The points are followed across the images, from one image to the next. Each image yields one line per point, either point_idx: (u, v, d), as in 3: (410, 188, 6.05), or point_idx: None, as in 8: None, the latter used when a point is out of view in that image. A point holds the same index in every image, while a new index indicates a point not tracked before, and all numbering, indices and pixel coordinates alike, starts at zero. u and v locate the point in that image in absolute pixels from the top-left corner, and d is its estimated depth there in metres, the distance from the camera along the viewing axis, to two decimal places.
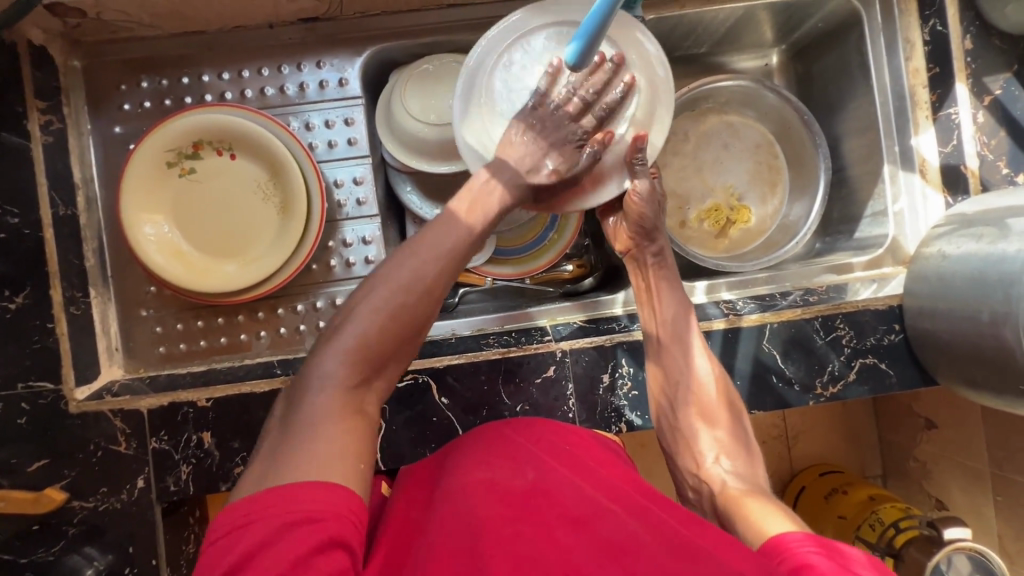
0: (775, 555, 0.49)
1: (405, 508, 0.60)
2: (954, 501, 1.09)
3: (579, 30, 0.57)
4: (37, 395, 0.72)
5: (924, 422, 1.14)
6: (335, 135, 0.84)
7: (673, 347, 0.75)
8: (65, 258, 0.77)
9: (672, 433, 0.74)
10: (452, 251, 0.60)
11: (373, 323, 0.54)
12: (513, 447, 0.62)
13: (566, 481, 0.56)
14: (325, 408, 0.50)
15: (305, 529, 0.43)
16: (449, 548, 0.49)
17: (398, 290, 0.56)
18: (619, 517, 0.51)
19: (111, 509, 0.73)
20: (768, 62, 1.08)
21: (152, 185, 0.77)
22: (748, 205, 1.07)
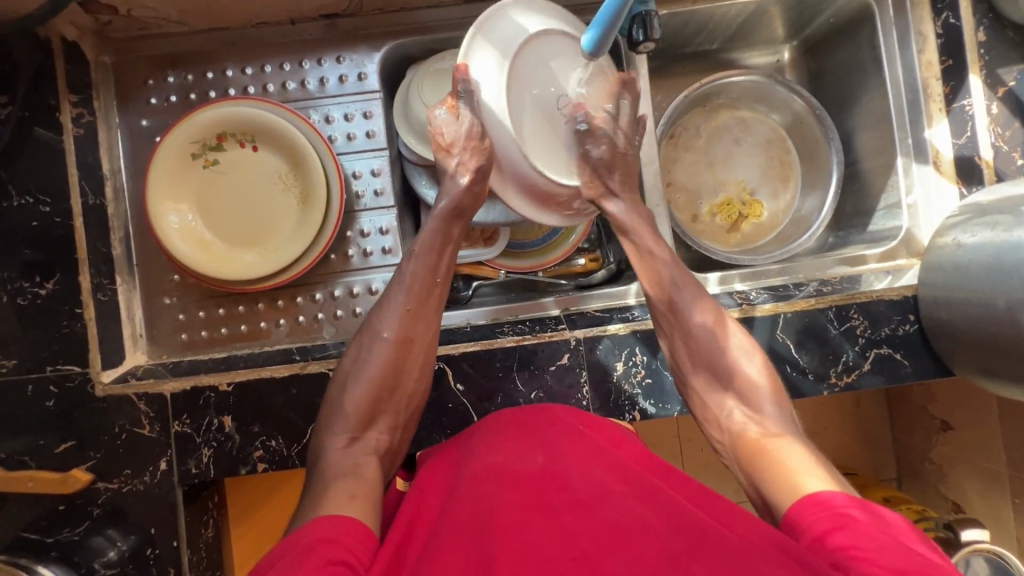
0: (826, 512, 0.52)
1: (426, 486, 0.63)
2: (972, 502, 1.08)
3: (595, 21, 0.60)
4: (65, 377, 0.74)
5: (940, 422, 1.13)
6: (354, 129, 0.86)
7: (671, 290, 0.76)
8: (93, 246, 0.79)
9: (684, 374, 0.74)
10: (420, 296, 0.73)
11: (360, 389, 0.68)
12: (527, 430, 0.64)
13: (576, 465, 0.58)
14: (327, 467, 0.62)
15: (321, 549, 0.48)
16: (465, 525, 0.52)
17: (369, 353, 0.70)
18: (628, 502, 0.52)
19: (134, 491, 0.75)
20: (780, 59, 1.09)
21: (177, 181, 0.80)
22: (761, 200, 1.07)
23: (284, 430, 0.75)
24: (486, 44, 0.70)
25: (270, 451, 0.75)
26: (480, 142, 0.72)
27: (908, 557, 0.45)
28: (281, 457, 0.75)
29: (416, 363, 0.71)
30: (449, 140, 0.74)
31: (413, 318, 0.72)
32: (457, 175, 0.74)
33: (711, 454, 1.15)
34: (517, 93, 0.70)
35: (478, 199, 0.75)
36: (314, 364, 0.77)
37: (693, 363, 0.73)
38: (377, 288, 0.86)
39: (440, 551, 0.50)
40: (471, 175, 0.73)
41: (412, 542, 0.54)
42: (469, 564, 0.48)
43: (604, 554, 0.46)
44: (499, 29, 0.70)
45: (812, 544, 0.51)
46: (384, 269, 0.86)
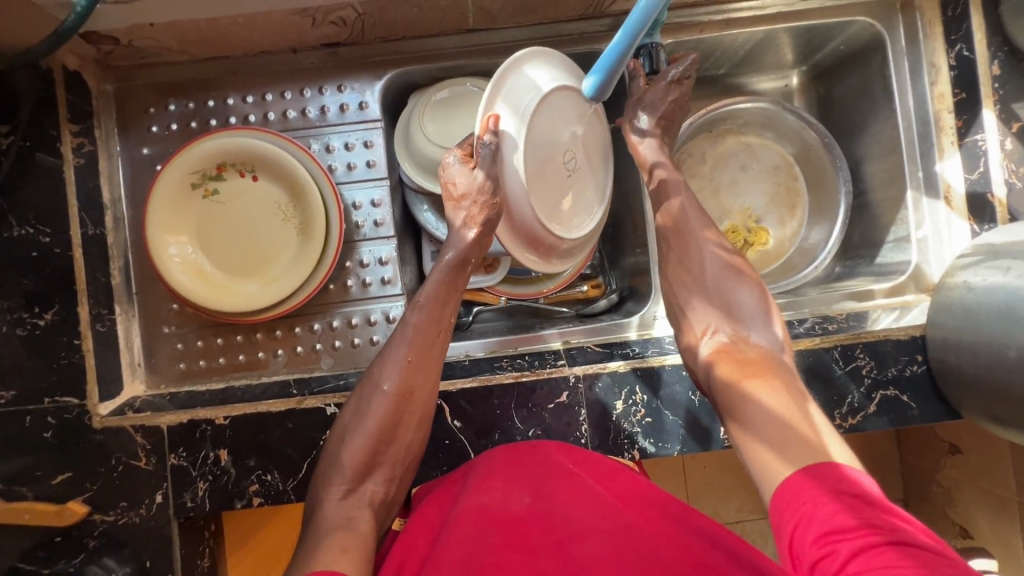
0: (816, 498, 0.51)
1: (416, 525, 0.65)
2: (980, 530, 1.06)
3: (596, 67, 0.61)
4: (63, 409, 0.75)
5: (948, 446, 1.11)
6: (354, 158, 0.86)
7: (681, 233, 0.79)
8: (92, 276, 0.79)
9: (681, 291, 0.78)
10: (422, 345, 0.72)
11: (359, 444, 0.67)
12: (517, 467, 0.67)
13: (558, 509, 0.61)
14: (323, 520, 0.61)
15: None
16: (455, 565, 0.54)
17: (367, 406, 0.69)
18: (610, 545, 0.55)
19: (130, 523, 0.75)
20: (788, 84, 1.07)
21: (178, 212, 0.79)
22: (766, 227, 1.06)
23: (280, 464, 0.75)
24: (504, 98, 0.68)
25: (265, 485, 0.75)
26: (491, 198, 0.70)
27: (873, 561, 0.44)
28: (277, 492, 0.75)
29: (415, 415, 0.71)
30: (460, 192, 0.72)
31: (413, 370, 0.71)
32: (465, 227, 0.73)
33: (711, 479, 1.14)
34: (534, 152, 0.69)
35: (484, 250, 0.75)
36: (311, 399, 0.76)
37: (698, 293, 0.76)
38: (375, 319, 0.85)
39: None
40: (478, 229, 0.72)
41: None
42: None
43: None
44: (515, 85, 0.68)
45: (791, 539, 0.51)
46: (384, 300, 0.85)
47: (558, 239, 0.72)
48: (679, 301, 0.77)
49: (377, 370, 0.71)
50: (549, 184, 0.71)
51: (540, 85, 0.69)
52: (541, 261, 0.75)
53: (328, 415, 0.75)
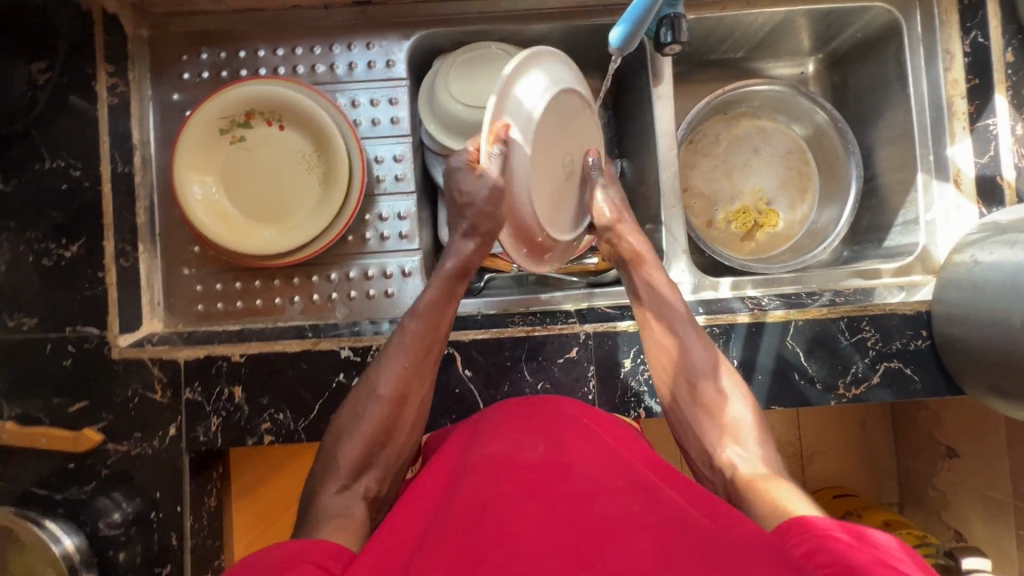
0: (825, 537, 0.50)
1: (428, 472, 0.66)
2: (975, 533, 1.07)
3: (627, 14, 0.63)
4: (84, 339, 0.76)
5: (945, 450, 1.12)
6: (378, 114, 0.87)
7: (655, 292, 0.77)
8: (119, 213, 0.80)
9: (680, 414, 0.73)
10: (415, 353, 0.72)
11: (352, 445, 0.67)
12: (530, 424, 0.67)
13: (570, 461, 0.61)
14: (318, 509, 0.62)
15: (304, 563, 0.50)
16: (466, 512, 0.55)
17: (360, 409, 0.70)
18: (622, 498, 0.55)
19: (142, 454, 0.76)
20: (804, 71, 1.09)
21: (207, 158, 0.82)
22: (777, 209, 1.08)
23: (293, 404, 0.77)
24: (516, 92, 0.67)
25: (277, 424, 0.77)
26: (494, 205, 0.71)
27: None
28: (288, 431, 0.77)
29: (409, 416, 0.71)
30: (466, 199, 0.73)
31: (409, 375, 0.71)
32: (466, 237, 0.76)
33: None
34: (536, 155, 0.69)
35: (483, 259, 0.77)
36: (326, 341, 0.78)
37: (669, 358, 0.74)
38: (391, 272, 0.87)
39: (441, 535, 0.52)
40: (480, 240, 0.76)
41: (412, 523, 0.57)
42: (467, 548, 0.50)
43: (599, 548, 0.49)
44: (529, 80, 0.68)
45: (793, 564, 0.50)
46: (401, 254, 0.87)
47: (552, 242, 0.75)
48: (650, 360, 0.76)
49: (370, 374, 0.72)
50: (546, 190, 0.72)
51: (546, 91, 0.69)
52: (534, 262, 0.76)
53: (342, 358, 0.77)
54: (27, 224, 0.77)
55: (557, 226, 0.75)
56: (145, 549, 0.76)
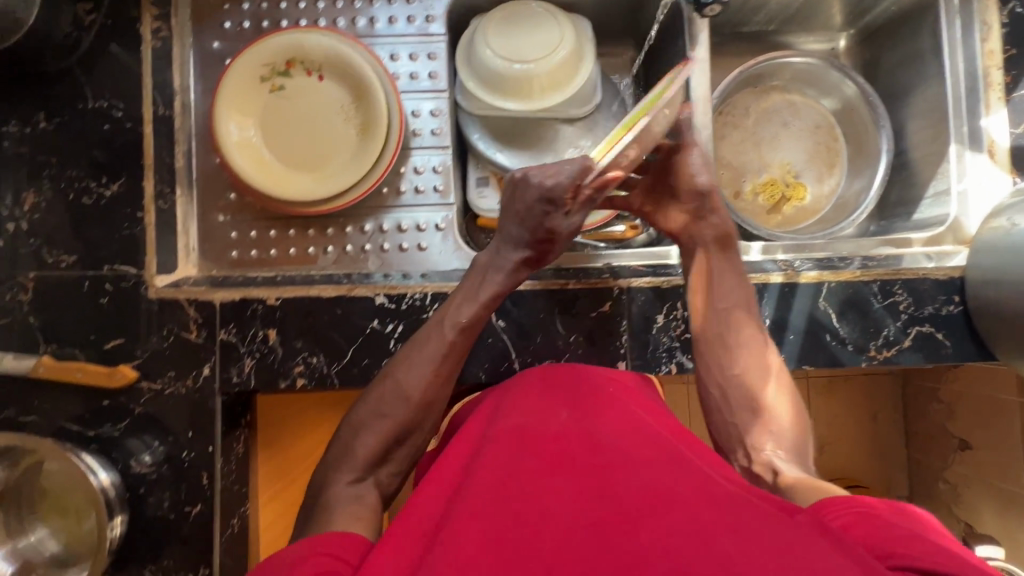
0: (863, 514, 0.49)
1: (456, 445, 0.66)
2: (986, 526, 1.07)
3: None
4: (121, 277, 0.77)
5: (959, 442, 1.13)
6: (417, 69, 0.88)
7: (734, 285, 0.76)
8: (158, 155, 0.80)
9: (724, 407, 0.71)
10: (448, 363, 0.72)
11: (371, 439, 0.68)
12: (556, 397, 0.67)
13: (593, 430, 0.60)
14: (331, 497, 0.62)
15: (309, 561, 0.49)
16: (491, 481, 0.54)
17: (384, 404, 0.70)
18: (649, 469, 0.54)
19: (175, 393, 0.76)
20: (835, 47, 1.10)
21: (247, 105, 0.82)
22: (805, 182, 1.08)
23: (327, 348, 0.77)
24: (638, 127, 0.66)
25: (310, 368, 0.77)
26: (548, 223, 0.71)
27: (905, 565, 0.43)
28: (321, 375, 0.77)
29: (429, 422, 0.72)
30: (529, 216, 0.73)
31: (436, 382, 0.71)
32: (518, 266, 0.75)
33: None
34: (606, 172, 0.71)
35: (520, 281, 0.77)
36: (361, 288, 0.78)
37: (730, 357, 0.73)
38: (425, 226, 0.87)
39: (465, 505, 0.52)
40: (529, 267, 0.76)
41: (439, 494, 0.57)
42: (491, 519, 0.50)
43: (625, 519, 0.48)
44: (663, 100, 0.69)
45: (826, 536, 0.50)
46: (435, 208, 0.87)
47: None
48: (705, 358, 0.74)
49: (398, 369, 0.71)
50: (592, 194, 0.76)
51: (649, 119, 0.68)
52: None
53: (376, 305, 0.77)
54: (69, 163, 0.78)
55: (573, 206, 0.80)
56: (176, 488, 0.76)
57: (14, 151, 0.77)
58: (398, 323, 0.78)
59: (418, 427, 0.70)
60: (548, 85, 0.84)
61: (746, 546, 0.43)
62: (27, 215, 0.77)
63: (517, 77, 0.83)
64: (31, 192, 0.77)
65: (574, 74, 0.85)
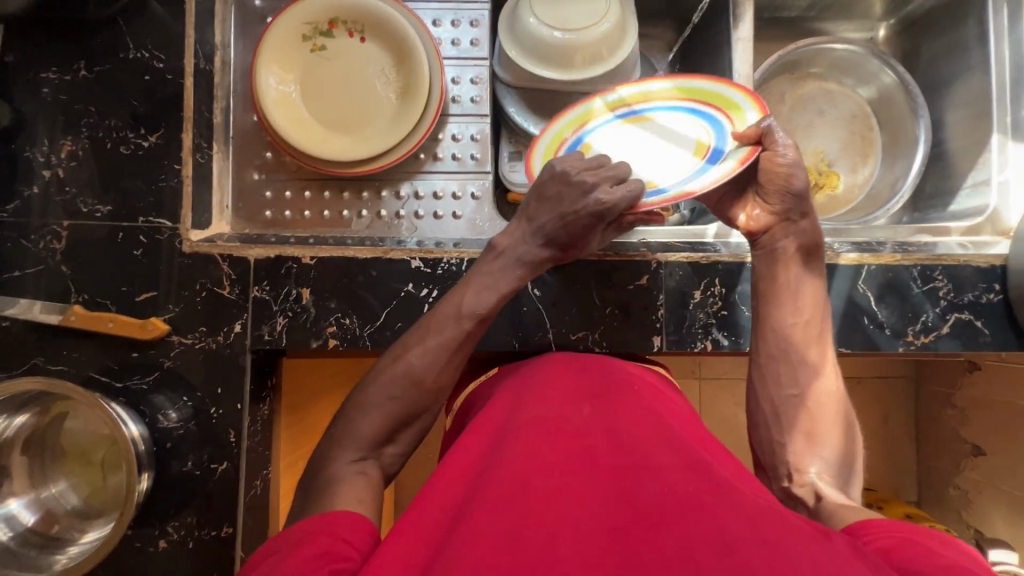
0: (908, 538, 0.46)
1: (471, 431, 0.63)
2: (997, 532, 1.05)
3: None
4: (156, 230, 0.76)
5: (971, 448, 1.12)
6: (459, 35, 0.87)
7: (810, 297, 0.70)
8: (198, 109, 0.80)
9: (774, 423, 0.69)
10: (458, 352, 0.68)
11: (374, 418, 0.64)
12: (578, 391, 0.64)
13: (616, 428, 0.57)
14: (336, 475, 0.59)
15: (318, 540, 0.48)
16: (507, 469, 0.51)
17: (390, 385, 0.65)
18: (676, 470, 0.51)
19: (206, 349, 0.76)
20: (874, 36, 1.09)
21: (288, 63, 0.82)
22: (838, 171, 1.07)
23: (360, 310, 0.76)
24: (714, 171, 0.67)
25: (343, 329, 0.76)
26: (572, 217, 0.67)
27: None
28: (353, 336, 0.76)
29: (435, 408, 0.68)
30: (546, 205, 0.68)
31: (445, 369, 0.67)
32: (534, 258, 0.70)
33: None
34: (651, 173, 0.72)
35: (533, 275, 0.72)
36: (397, 251, 0.77)
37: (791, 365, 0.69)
38: (462, 194, 0.86)
39: (478, 493, 0.49)
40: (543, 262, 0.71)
41: (450, 483, 0.54)
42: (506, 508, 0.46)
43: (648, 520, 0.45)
44: (740, 120, 0.70)
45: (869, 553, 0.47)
46: (471, 176, 0.86)
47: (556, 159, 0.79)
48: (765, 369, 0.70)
49: (407, 353, 0.67)
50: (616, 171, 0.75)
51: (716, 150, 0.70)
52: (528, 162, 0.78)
53: (412, 269, 0.77)
54: (108, 113, 0.77)
55: None
56: (203, 445, 0.75)
57: (53, 98, 0.77)
58: (433, 288, 0.77)
59: (432, 407, 0.68)
60: (592, 56, 0.83)
61: (782, 562, 0.39)
62: (63, 162, 0.77)
63: (561, 46, 0.82)
64: (68, 140, 0.77)
65: (621, 45, 0.84)
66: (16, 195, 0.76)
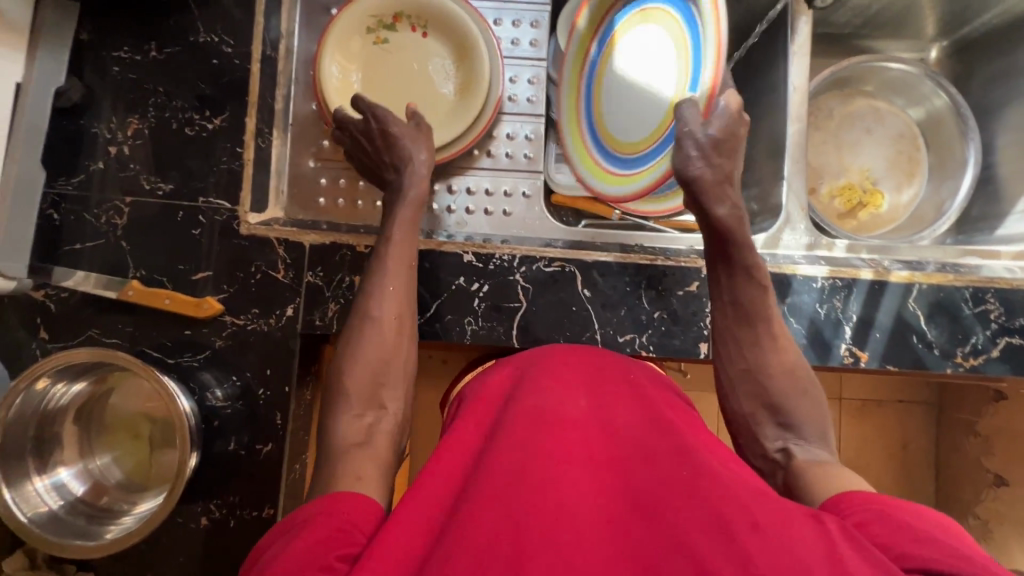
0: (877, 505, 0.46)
1: (470, 413, 0.63)
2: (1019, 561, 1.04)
3: None
4: (215, 211, 0.78)
5: (994, 477, 1.11)
6: (519, 35, 0.89)
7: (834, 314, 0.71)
8: (262, 94, 0.81)
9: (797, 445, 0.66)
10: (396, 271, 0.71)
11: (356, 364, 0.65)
12: (578, 379, 0.65)
13: (615, 422, 0.58)
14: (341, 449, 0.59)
15: (319, 523, 0.47)
16: (509, 456, 0.52)
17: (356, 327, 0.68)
18: (673, 462, 0.52)
19: (258, 330, 0.77)
20: (925, 57, 1.08)
21: (352, 55, 0.83)
22: (882, 190, 1.06)
23: None
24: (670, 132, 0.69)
25: None
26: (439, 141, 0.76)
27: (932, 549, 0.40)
28: None
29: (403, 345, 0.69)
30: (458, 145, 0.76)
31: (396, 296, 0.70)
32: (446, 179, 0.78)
33: None
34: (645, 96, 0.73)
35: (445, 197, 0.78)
36: (450, 244, 0.78)
37: (752, 350, 0.69)
38: (513, 192, 0.87)
39: (481, 481, 0.49)
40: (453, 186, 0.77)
41: (451, 466, 0.55)
42: (510, 497, 0.47)
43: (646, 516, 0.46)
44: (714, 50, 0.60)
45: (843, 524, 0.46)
46: (523, 175, 0.87)
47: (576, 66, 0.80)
48: (768, 372, 0.66)
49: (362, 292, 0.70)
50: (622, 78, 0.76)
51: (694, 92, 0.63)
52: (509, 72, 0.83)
53: (465, 262, 0.77)
54: (174, 93, 0.79)
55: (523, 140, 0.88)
56: (249, 425, 0.76)
57: (123, 77, 0.78)
58: (485, 282, 0.77)
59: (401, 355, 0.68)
60: None
61: (775, 549, 0.40)
62: (129, 140, 0.78)
63: None
64: (134, 118, 0.78)
65: None
66: (81, 169, 0.78)
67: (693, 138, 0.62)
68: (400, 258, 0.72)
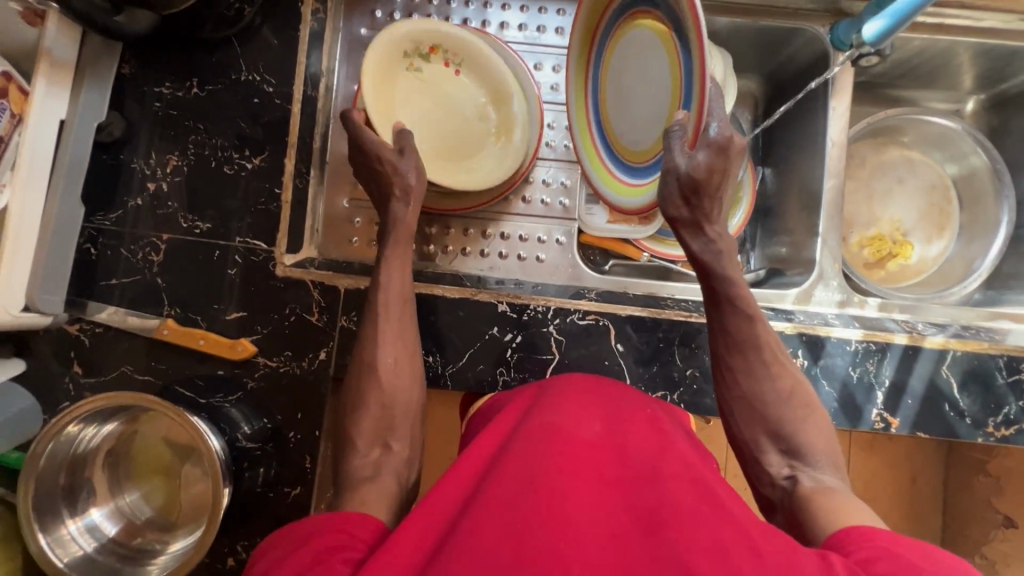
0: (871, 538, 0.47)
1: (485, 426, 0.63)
2: None
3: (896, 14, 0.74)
4: (252, 252, 0.78)
5: (1003, 519, 1.04)
6: (558, 81, 0.89)
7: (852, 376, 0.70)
8: (302, 134, 0.81)
9: None
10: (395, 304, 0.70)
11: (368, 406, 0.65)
12: (593, 397, 0.64)
13: (628, 443, 0.58)
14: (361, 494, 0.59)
15: (326, 536, 0.48)
16: (519, 467, 0.51)
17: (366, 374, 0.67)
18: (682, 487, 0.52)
19: (290, 373, 0.77)
20: (960, 109, 1.08)
21: (385, 79, 0.78)
22: (913, 242, 1.06)
23: (443, 348, 0.77)
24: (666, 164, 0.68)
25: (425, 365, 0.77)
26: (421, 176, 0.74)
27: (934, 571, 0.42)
28: (434, 374, 0.77)
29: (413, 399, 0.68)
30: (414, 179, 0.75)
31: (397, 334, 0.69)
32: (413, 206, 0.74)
33: None
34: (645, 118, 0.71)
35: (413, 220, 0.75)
36: (486, 293, 0.78)
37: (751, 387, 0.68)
38: (548, 239, 0.88)
39: (489, 490, 0.49)
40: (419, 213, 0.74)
41: (462, 473, 0.54)
42: (515, 508, 0.47)
43: (649, 538, 0.46)
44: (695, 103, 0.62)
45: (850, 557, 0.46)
46: (559, 221, 0.89)
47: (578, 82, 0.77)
48: (786, 423, 0.64)
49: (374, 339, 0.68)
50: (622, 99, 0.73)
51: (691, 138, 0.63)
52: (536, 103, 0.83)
53: (499, 312, 0.77)
54: (213, 131, 0.79)
55: (561, 179, 0.90)
56: (277, 467, 0.76)
57: (163, 113, 0.78)
58: (518, 334, 0.77)
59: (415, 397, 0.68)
60: None
61: None
62: (168, 176, 0.78)
63: None
64: (174, 155, 0.78)
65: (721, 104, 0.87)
66: (119, 205, 0.78)
67: (675, 172, 0.63)
68: (398, 288, 0.71)
